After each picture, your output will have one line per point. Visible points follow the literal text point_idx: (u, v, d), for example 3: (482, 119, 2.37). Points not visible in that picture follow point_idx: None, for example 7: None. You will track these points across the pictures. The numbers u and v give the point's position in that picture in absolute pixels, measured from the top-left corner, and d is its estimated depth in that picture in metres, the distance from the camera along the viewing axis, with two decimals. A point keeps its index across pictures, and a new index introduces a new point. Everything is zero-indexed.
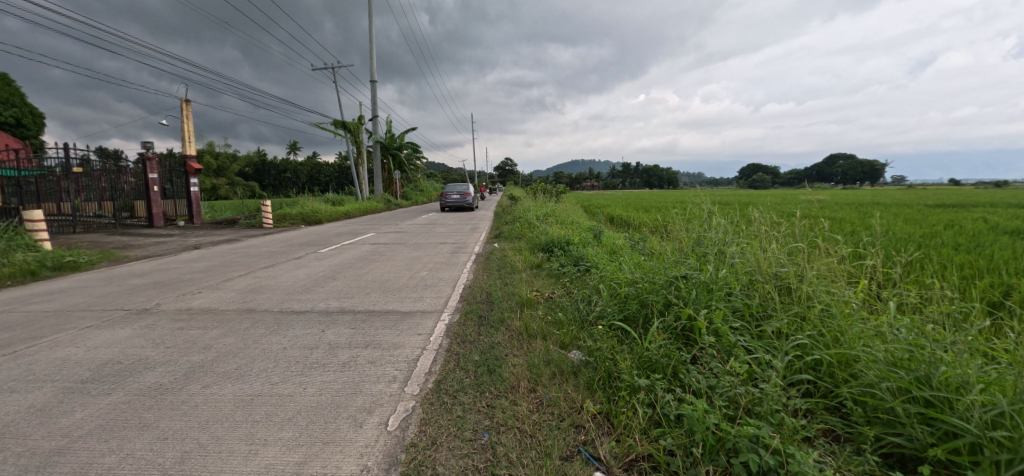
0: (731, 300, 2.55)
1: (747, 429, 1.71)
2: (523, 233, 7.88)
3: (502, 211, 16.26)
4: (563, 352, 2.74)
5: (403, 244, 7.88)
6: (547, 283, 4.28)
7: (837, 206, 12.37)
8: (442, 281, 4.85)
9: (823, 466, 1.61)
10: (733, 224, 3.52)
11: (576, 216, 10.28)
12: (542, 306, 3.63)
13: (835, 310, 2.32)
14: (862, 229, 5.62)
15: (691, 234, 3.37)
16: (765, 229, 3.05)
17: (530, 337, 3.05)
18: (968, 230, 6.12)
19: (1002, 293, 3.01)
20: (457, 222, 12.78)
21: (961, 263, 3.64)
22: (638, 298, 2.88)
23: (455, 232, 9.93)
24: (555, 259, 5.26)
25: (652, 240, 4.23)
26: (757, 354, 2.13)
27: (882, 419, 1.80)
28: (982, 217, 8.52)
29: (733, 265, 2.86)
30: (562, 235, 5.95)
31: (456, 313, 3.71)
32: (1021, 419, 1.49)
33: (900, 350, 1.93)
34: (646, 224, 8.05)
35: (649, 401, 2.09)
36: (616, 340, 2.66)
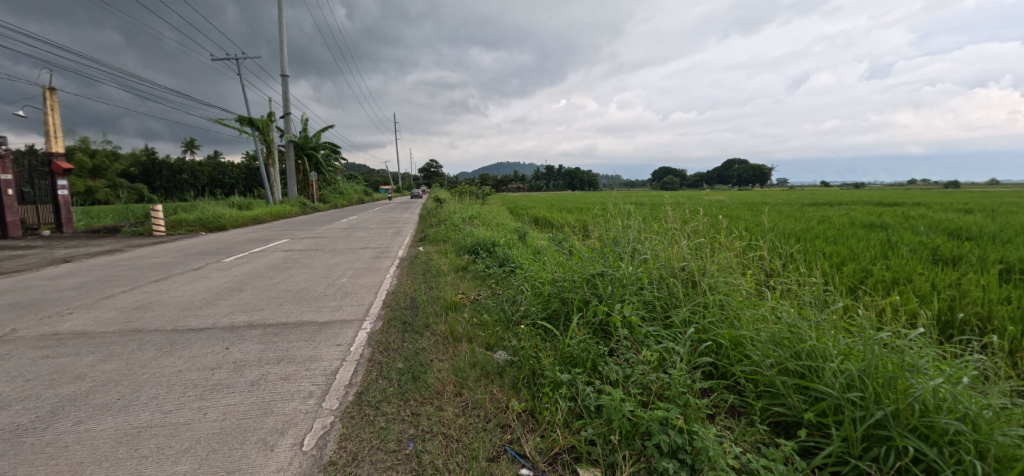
0: (642, 292, 2.72)
1: (658, 413, 1.87)
2: (448, 236, 7.72)
3: (425, 214, 15.75)
4: (488, 353, 2.72)
5: (320, 251, 7.36)
6: (473, 285, 4.26)
7: (731, 206, 13.85)
8: (363, 288, 4.62)
9: (722, 440, 1.82)
10: (644, 223, 3.74)
11: (502, 218, 10.40)
12: (467, 308, 3.59)
13: (730, 299, 2.56)
14: (755, 226, 6.31)
15: (607, 233, 3.53)
16: (671, 226, 3.26)
17: (455, 340, 2.98)
18: (835, 225, 7.14)
19: (859, 275, 3.51)
20: (381, 227, 12.28)
21: (828, 252, 4.26)
22: (559, 296, 2.94)
23: (378, 237, 9.54)
24: (480, 261, 5.24)
25: (572, 239, 4.37)
26: (665, 343, 2.29)
27: (768, 393, 2.06)
28: (840, 213, 9.98)
29: (645, 259, 3.07)
30: (488, 237, 5.97)
31: (378, 320, 3.56)
32: (868, 382, 1.82)
33: (781, 331, 2.20)
34: (566, 224, 8.30)
35: (570, 395, 2.18)
36: (539, 338, 2.68)
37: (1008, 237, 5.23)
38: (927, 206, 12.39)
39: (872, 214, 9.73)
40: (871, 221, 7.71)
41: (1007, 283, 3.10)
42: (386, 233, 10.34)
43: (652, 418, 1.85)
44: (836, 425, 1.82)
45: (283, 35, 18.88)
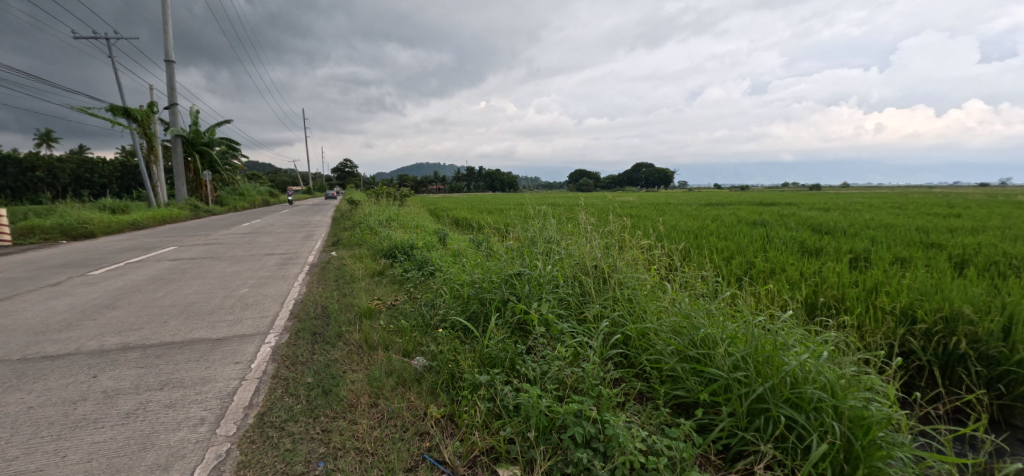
0: (557, 290, 2.83)
1: (572, 406, 1.94)
2: (365, 239, 7.31)
3: (338, 216, 14.60)
4: (405, 360, 2.63)
5: (215, 260, 6.58)
6: (390, 290, 4.10)
7: (638, 206, 15.00)
8: (268, 298, 4.23)
9: (630, 426, 1.93)
10: (559, 224, 3.88)
11: (421, 220, 10.17)
12: (383, 314, 3.45)
13: (636, 293, 2.75)
14: (659, 225, 6.87)
15: (525, 234, 3.61)
16: (584, 227, 3.43)
17: (370, 349, 2.85)
18: (724, 223, 8.05)
19: (743, 266, 3.96)
20: (292, 231, 11.36)
21: (719, 247, 4.76)
22: (478, 297, 2.93)
23: (287, 242, 8.80)
24: (398, 265, 5.06)
25: (491, 240, 4.40)
26: (579, 337, 2.38)
27: (670, 377, 2.24)
28: (725, 212, 11.27)
29: (560, 258, 3.19)
30: (406, 240, 5.79)
31: (284, 333, 3.28)
32: (751, 361, 2.05)
33: (680, 320, 2.41)
34: (488, 224, 8.29)
35: (489, 396, 2.18)
36: (459, 341, 2.64)
37: (851, 231, 6.29)
38: (796, 206, 14.21)
39: (748, 213, 11.13)
40: (753, 219, 8.79)
41: (851, 268, 3.72)
42: (296, 238, 9.51)
43: (567, 411, 1.91)
44: (726, 401, 2.03)
45: (167, 15, 16.68)
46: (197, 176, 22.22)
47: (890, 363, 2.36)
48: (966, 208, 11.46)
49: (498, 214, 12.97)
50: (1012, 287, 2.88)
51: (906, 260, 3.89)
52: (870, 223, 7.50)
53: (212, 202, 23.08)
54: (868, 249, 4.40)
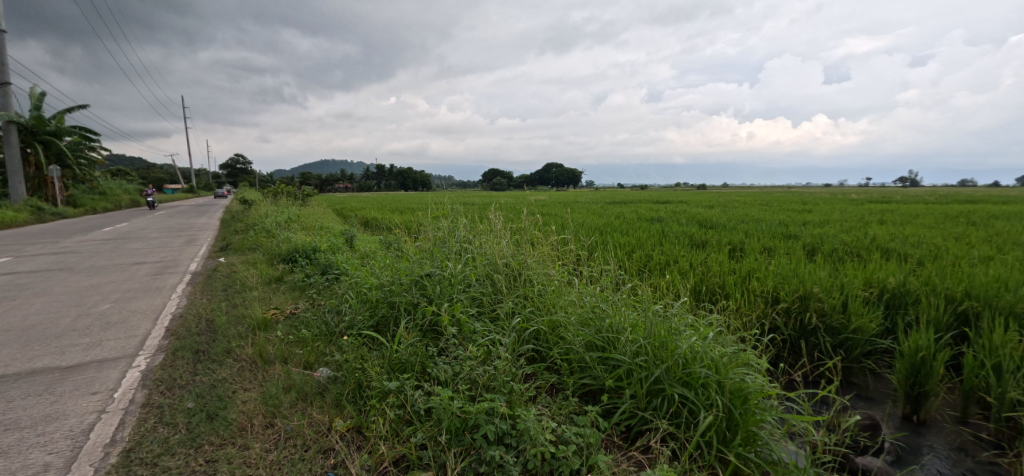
0: (468, 289, 2.83)
1: (484, 405, 1.93)
2: (260, 243, 6.59)
3: (231, 217, 13.00)
4: (306, 373, 2.44)
5: (62, 272, 5.45)
6: (289, 298, 3.75)
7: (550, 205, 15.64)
8: (137, 315, 3.64)
9: (541, 418, 1.97)
10: (471, 223, 3.88)
11: (326, 220, 9.47)
12: (281, 325, 3.16)
13: (546, 288, 2.84)
14: (568, 223, 7.21)
15: (437, 234, 3.55)
16: (495, 226, 3.47)
17: (266, 364, 2.59)
18: (625, 220, 8.70)
19: (640, 258, 4.30)
20: (172, 235, 9.87)
21: (622, 241, 5.12)
22: (387, 301, 2.79)
23: (163, 248, 7.63)
24: (299, 269, 4.65)
25: (402, 241, 4.26)
26: (490, 335, 2.39)
27: (578, 368, 2.33)
28: (626, 210, 12.17)
29: (473, 258, 3.19)
30: (308, 242, 5.34)
31: (159, 354, 2.85)
32: (648, 347, 2.21)
33: (586, 312, 2.53)
34: (402, 225, 7.99)
35: (399, 403, 2.08)
36: (366, 348, 2.50)
37: (727, 225, 7.20)
38: (682, 203, 15.92)
39: (645, 210, 12.15)
40: (651, 216, 9.64)
41: (729, 258, 4.24)
42: (176, 243, 8.26)
43: (479, 410, 1.90)
44: (629, 386, 2.16)
45: None
46: (40, 172, 18.22)
47: (761, 338, 2.72)
48: (811, 205, 13.77)
49: (414, 213, 12.56)
50: (845, 269, 3.51)
51: (770, 250, 4.55)
52: (745, 218, 8.64)
53: (64, 203, 19.20)
54: (742, 240, 5.05)
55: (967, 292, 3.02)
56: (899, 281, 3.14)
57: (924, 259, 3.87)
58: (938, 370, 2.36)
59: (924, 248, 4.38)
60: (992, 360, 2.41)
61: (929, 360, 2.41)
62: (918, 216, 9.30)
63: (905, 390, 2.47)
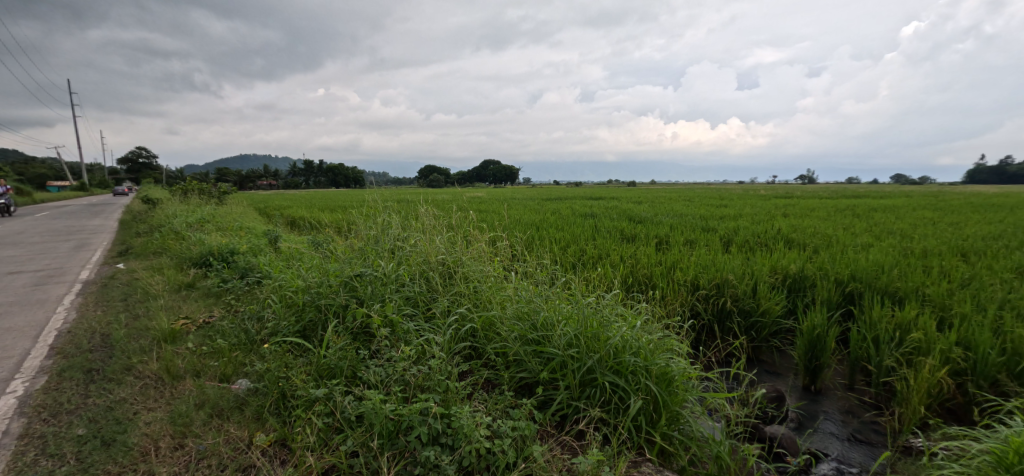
0: (401, 289, 2.77)
1: (418, 405, 1.89)
2: (167, 246, 5.89)
3: (132, 217, 11.52)
4: (222, 386, 2.25)
5: None
6: (202, 306, 3.42)
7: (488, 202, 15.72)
8: (8, 334, 3.11)
9: (477, 414, 1.97)
10: (405, 221, 3.79)
11: (248, 220, 8.73)
12: (193, 336, 2.87)
13: (482, 285, 2.85)
14: (506, 221, 7.30)
15: (368, 232, 3.42)
16: (429, 223, 3.41)
17: (174, 380, 2.34)
18: (562, 216, 8.97)
19: (574, 252, 4.45)
20: (55, 239, 8.52)
21: (558, 237, 5.25)
22: (314, 304, 2.64)
23: (42, 255, 6.56)
24: (215, 274, 4.24)
25: (331, 240, 4.05)
26: (425, 334, 2.35)
27: (514, 362, 2.37)
28: (562, 207, 12.55)
29: (408, 257, 3.12)
30: (225, 244, 4.89)
31: (38, 377, 2.46)
32: (581, 338, 2.30)
33: (521, 307, 2.58)
34: (334, 224, 7.57)
35: (328, 410, 1.98)
36: (290, 355, 2.35)
37: (654, 220, 7.69)
38: (612, 200, 16.75)
39: (580, 206, 12.60)
40: (585, 212, 10.04)
41: (656, 251, 4.52)
42: (61, 249, 7.14)
43: (413, 411, 1.85)
44: (562, 377, 2.23)
45: None
46: None
47: (683, 324, 2.93)
48: (727, 201, 15.07)
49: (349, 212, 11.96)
50: (754, 258, 3.89)
51: (692, 242, 4.91)
52: (672, 213, 9.25)
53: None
54: (668, 234, 5.41)
55: (850, 275, 3.47)
56: (797, 268, 3.54)
57: (817, 248, 4.40)
58: (830, 344, 2.69)
59: (817, 238, 4.99)
60: (870, 333, 2.79)
61: (822, 336, 2.73)
62: (813, 210, 10.54)
63: (804, 364, 2.78)
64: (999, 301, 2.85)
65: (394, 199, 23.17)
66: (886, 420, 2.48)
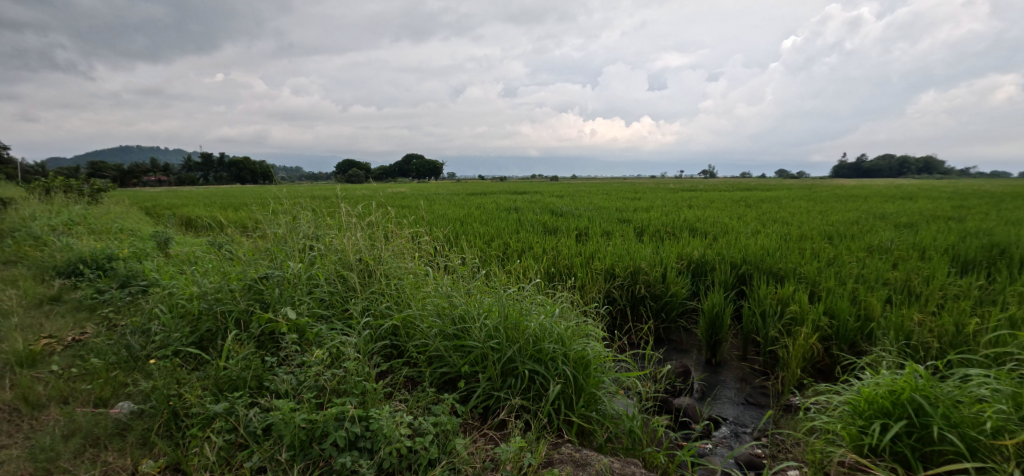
0: (314, 291, 2.65)
1: (333, 410, 1.81)
2: (22, 254, 4.95)
3: None
4: (98, 411, 1.97)
5: None
6: (70, 323, 2.94)
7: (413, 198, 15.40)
8: None
9: (397, 414, 1.93)
10: (318, 218, 3.60)
11: (133, 222, 7.64)
12: (58, 358, 2.47)
13: (402, 282, 2.82)
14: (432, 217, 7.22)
15: (276, 230, 3.19)
16: (344, 220, 3.27)
17: (32, 409, 2.00)
18: (488, 211, 9.06)
19: (497, 245, 4.53)
20: None
21: (483, 232, 5.29)
22: (211, 311, 2.40)
23: None
24: (88, 284, 3.66)
25: (233, 240, 3.71)
26: (340, 336, 2.27)
27: (435, 358, 2.37)
28: (489, 202, 12.68)
29: (323, 257, 2.98)
30: (100, 249, 4.24)
31: None
32: (501, 329, 2.36)
33: (442, 302, 2.58)
34: (241, 224, 6.91)
35: (230, 426, 1.82)
36: (183, 369, 2.12)
37: (576, 213, 8.08)
38: (534, 195, 17.22)
39: (507, 201, 12.82)
40: (510, 207, 10.25)
41: (577, 242, 4.74)
42: None
43: (327, 417, 1.77)
44: (484, 369, 2.27)
45: None
46: None
47: (600, 310, 3.12)
48: (644, 194, 16.24)
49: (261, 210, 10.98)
50: (664, 246, 4.25)
51: (610, 233, 5.23)
52: (594, 207, 9.76)
53: None
54: (588, 226, 5.71)
55: (742, 258, 3.92)
56: (699, 254, 3.93)
57: (715, 236, 4.93)
58: (725, 320, 3.02)
59: (716, 226, 5.59)
60: (758, 308, 3.19)
61: (719, 314, 3.06)
62: (711, 201, 11.78)
63: (706, 339, 3.10)
64: (853, 275, 3.41)
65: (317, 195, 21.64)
66: (771, 383, 2.84)
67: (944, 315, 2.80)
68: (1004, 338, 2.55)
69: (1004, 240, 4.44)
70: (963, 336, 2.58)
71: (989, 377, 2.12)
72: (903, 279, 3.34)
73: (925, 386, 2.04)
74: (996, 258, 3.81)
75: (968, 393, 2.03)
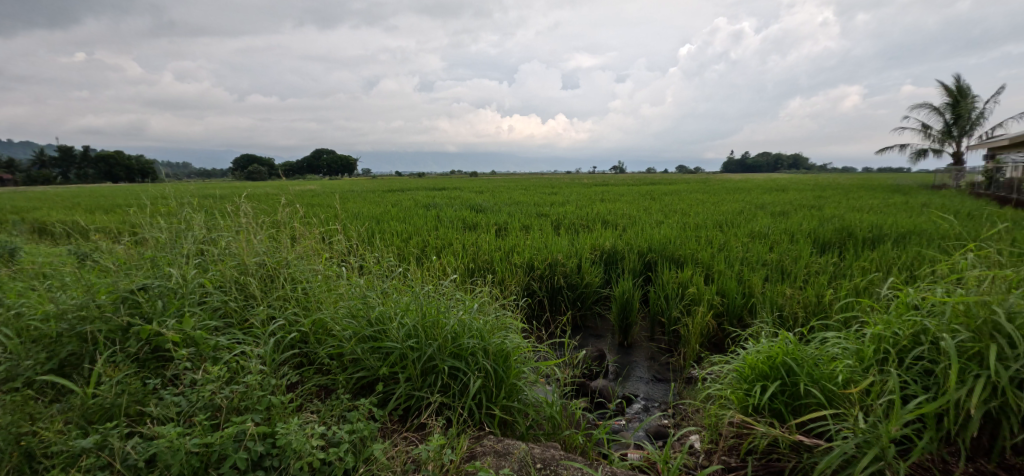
0: (207, 302, 2.42)
1: (231, 430, 1.67)
2: None
3: None
4: None
5: None
6: None
7: (330, 195, 14.49)
8: None
9: (309, 426, 1.84)
10: (210, 222, 3.33)
11: None
12: None
13: (309, 286, 2.74)
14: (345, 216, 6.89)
15: (156, 236, 2.90)
16: (241, 222, 3.06)
17: None
18: (408, 207, 8.85)
19: (413, 243, 4.48)
20: None
21: (400, 230, 5.17)
22: (74, 331, 2.08)
23: None
24: None
25: (101, 247, 3.22)
26: (241, 348, 2.11)
27: (351, 362, 2.30)
28: (412, 198, 12.38)
29: (217, 263, 2.72)
30: None
31: None
32: (419, 328, 2.36)
33: (356, 304, 2.53)
34: (112, 228, 5.98)
35: (103, 462, 1.59)
36: (38, 402, 1.82)
37: (497, 208, 8.22)
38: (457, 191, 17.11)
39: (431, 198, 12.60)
40: (431, 203, 10.11)
41: (496, 238, 4.84)
42: None
43: (224, 438, 1.63)
44: (403, 369, 2.25)
45: None
46: None
47: (518, 302, 3.26)
48: (565, 188, 16.98)
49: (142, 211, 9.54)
50: (579, 238, 4.50)
51: (528, 228, 5.41)
52: (516, 201, 10.00)
53: None
54: (507, 221, 5.85)
55: (648, 247, 4.29)
56: (611, 245, 4.23)
57: (625, 227, 5.33)
58: (634, 305, 3.29)
59: (625, 218, 6.04)
60: (663, 291, 3.51)
61: (629, 299, 3.33)
62: (622, 194, 12.68)
63: (619, 324, 3.35)
64: (740, 258, 3.89)
65: (218, 191, 19.37)
66: (675, 359, 3.16)
67: (807, 288, 3.32)
68: (850, 304, 3.08)
69: (847, 223, 5.39)
70: (822, 305, 3.07)
71: (841, 336, 2.50)
72: (778, 260, 3.87)
73: (793, 350, 2.38)
74: (843, 239, 4.60)
75: (825, 354, 2.38)
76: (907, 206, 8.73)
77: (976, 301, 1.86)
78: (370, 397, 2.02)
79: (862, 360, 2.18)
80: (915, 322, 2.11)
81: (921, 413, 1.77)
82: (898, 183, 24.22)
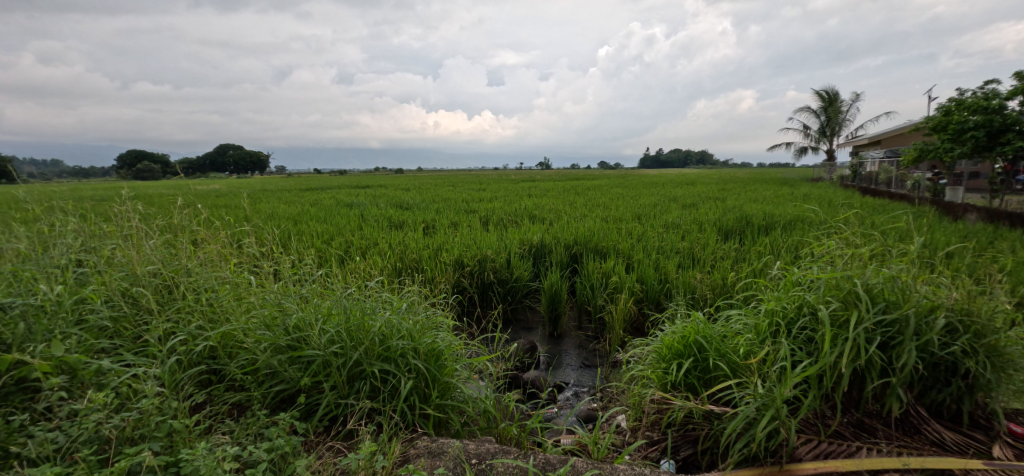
0: (88, 321, 2.10)
1: (124, 461, 1.44)
2: None
3: None
4: None
5: None
6: None
7: (243, 196, 13.19)
8: None
9: (221, 448, 1.67)
10: (89, 232, 2.92)
11: None
12: None
13: (216, 295, 2.49)
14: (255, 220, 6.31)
15: (15, 247, 2.47)
16: (128, 227, 2.69)
17: None
18: (329, 207, 8.34)
19: (334, 244, 4.26)
20: None
21: (319, 231, 4.88)
22: None
23: None
24: None
25: None
26: (132, 370, 1.87)
27: (266, 375, 2.14)
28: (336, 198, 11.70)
29: (98, 276, 2.38)
30: None
31: None
32: (343, 332, 2.25)
33: (271, 312, 2.36)
34: None
35: None
36: None
37: (426, 206, 8.06)
38: (385, 189, 16.52)
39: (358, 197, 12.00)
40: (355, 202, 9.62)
41: (425, 236, 4.75)
42: None
43: (113, 472, 1.40)
44: (327, 377, 2.14)
45: None
46: None
47: (448, 300, 3.25)
48: (496, 184, 17.11)
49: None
50: (508, 234, 4.57)
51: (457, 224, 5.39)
52: (445, 198, 9.87)
53: None
54: (436, 219, 5.77)
55: (574, 240, 4.48)
56: (539, 239, 4.35)
57: (552, 221, 5.51)
58: (563, 296, 3.43)
59: (552, 213, 6.24)
60: (589, 282, 3.69)
61: (558, 290, 3.46)
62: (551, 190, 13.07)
63: (549, 315, 3.48)
64: (656, 248, 4.21)
65: (100, 192, 16.71)
66: (602, 345, 3.35)
67: (713, 272, 3.68)
68: (748, 284, 3.47)
69: (744, 213, 6.08)
70: (725, 287, 3.43)
71: (742, 314, 2.79)
72: (689, 248, 4.25)
73: (702, 330, 2.63)
74: (743, 226, 5.17)
75: (728, 330, 2.65)
76: (793, 196, 10.07)
77: (842, 276, 2.17)
78: (291, 410, 1.89)
79: (759, 332, 2.44)
80: (799, 296, 2.40)
81: (808, 376, 2.02)
82: (787, 177, 27.82)
